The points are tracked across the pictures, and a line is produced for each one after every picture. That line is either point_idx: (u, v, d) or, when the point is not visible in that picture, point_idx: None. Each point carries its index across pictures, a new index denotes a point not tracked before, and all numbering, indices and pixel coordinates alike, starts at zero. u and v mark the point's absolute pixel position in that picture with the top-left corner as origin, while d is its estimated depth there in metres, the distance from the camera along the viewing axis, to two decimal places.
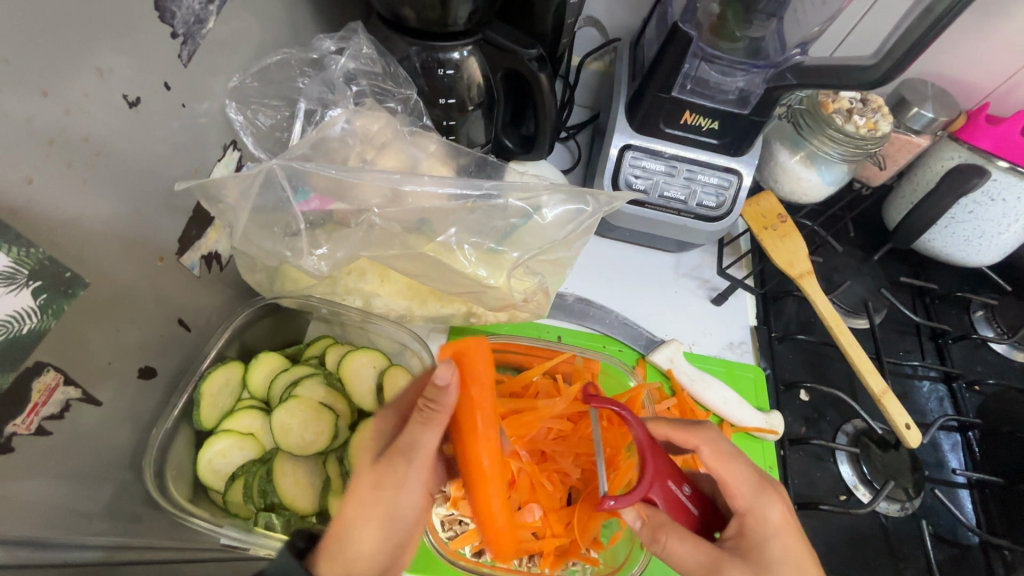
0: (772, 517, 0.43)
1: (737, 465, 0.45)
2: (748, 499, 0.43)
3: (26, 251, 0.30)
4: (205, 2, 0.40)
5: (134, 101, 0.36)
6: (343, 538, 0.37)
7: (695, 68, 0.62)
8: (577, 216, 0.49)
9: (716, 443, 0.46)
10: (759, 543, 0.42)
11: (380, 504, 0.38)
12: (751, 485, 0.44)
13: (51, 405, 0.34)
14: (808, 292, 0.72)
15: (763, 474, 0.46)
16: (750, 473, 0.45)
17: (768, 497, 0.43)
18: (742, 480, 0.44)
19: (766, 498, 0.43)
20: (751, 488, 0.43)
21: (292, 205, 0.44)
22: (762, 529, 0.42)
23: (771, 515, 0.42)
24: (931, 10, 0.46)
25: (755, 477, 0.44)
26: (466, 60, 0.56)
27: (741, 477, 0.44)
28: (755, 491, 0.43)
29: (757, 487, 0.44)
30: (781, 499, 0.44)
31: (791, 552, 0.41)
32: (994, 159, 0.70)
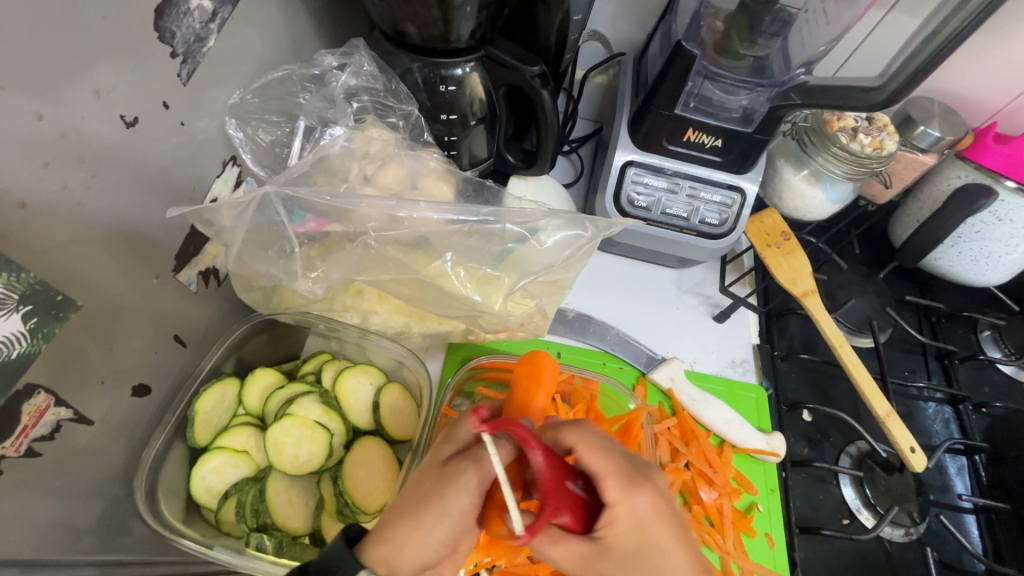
0: (642, 507, 0.36)
1: (604, 446, 0.38)
2: (620, 485, 0.37)
3: (16, 276, 0.29)
4: (205, 21, 0.40)
5: (132, 121, 0.36)
6: (390, 530, 0.36)
7: (699, 86, 0.61)
8: (574, 241, 0.49)
9: (585, 428, 0.39)
10: (623, 534, 0.36)
11: (439, 497, 0.36)
12: (621, 475, 0.37)
13: (42, 426, 0.34)
14: (812, 311, 0.71)
15: (636, 458, 0.39)
16: (621, 458, 0.38)
17: (636, 491, 0.36)
18: (614, 467, 0.37)
19: (639, 489, 0.37)
20: (619, 474, 0.37)
21: (287, 226, 0.44)
22: (637, 523, 0.36)
23: (639, 507, 0.36)
24: (937, 33, 0.45)
25: (625, 463, 0.38)
26: (468, 76, 0.56)
27: (607, 461, 0.37)
28: (620, 480, 0.37)
29: (626, 470, 0.37)
30: (654, 489, 0.38)
31: (662, 536, 0.37)
32: (1002, 180, 0.70)
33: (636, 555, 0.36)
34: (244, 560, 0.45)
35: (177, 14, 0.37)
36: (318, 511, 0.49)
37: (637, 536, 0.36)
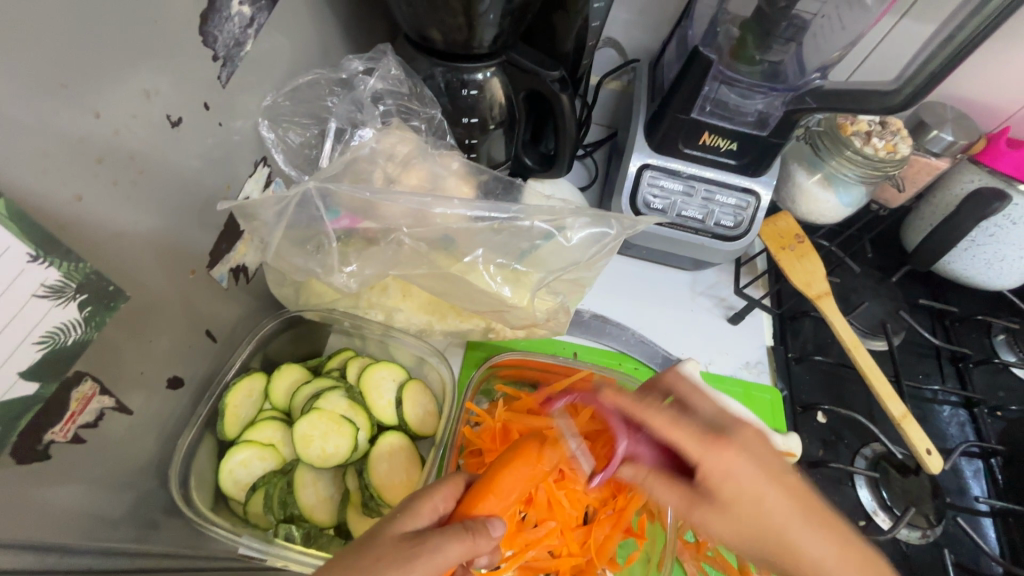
0: (737, 465, 0.38)
1: (678, 415, 0.39)
2: (700, 445, 0.38)
3: (75, 265, 0.31)
4: (244, 26, 0.41)
5: (177, 121, 0.38)
6: None
7: (715, 90, 0.63)
8: (601, 239, 0.50)
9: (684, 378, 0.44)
10: (724, 484, 0.38)
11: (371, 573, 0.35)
12: (699, 435, 0.38)
13: (87, 413, 0.35)
14: (826, 312, 0.71)
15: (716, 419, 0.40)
16: (696, 422, 0.39)
17: (721, 447, 0.38)
18: (689, 432, 0.38)
19: (720, 446, 0.38)
20: (697, 437, 0.38)
21: (323, 222, 0.46)
22: (727, 472, 0.38)
23: (730, 461, 0.38)
24: (954, 37, 0.46)
25: (704, 423, 0.40)
26: (489, 80, 0.58)
27: (681, 429, 0.38)
28: (701, 442, 0.38)
29: (708, 431, 0.39)
30: (736, 442, 0.39)
31: (756, 485, 0.38)
32: (1014, 182, 0.70)
33: (739, 497, 0.38)
34: (272, 548, 0.46)
35: (219, 19, 0.39)
36: (343, 504, 0.50)
37: (736, 484, 0.38)
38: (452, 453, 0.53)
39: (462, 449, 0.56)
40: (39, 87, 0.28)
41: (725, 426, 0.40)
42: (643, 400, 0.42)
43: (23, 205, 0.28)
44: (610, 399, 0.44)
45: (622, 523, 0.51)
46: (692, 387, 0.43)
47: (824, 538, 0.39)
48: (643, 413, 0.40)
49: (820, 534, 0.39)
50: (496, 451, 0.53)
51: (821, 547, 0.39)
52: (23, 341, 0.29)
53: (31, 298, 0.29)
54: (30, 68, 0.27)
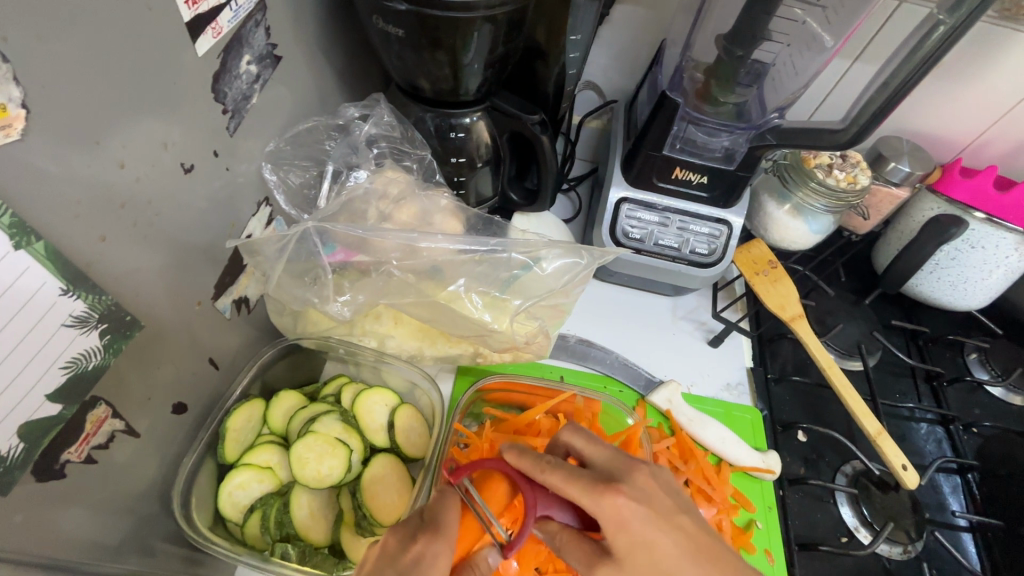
0: (631, 513, 0.39)
1: (573, 471, 0.41)
2: (591, 501, 0.39)
3: (99, 297, 0.35)
4: (250, 82, 0.46)
5: (190, 167, 0.42)
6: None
7: (683, 129, 0.67)
8: (573, 268, 0.54)
9: (580, 428, 0.47)
10: (621, 532, 0.38)
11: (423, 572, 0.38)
12: (591, 484, 0.40)
13: (100, 435, 0.39)
14: (800, 334, 0.75)
15: (611, 475, 0.42)
16: (592, 475, 0.41)
17: (610, 495, 0.39)
18: (580, 485, 0.40)
19: (611, 495, 0.39)
20: (590, 489, 0.39)
21: (321, 256, 0.50)
22: (619, 522, 0.38)
23: (621, 508, 0.39)
24: (889, 83, 0.51)
25: (599, 475, 0.41)
26: (475, 124, 0.63)
27: (575, 483, 0.40)
28: (594, 495, 0.39)
29: (597, 484, 0.40)
30: (628, 490, 0.40)
31: (645, 532, 0.38)
32: (971, 210, 0.75)
33: (633, 549, 0.38)
34: (269, 565, 0.48)
35: (229, 78, 0.44)
36: (338, 523, 0.53)
37: (630, 536, 0.38)
38: (442, 473, 0.56)
39: None
40: (77, 143, 0.32)
41: (619, 475, 0.42)
42: (540, 461, 0.42)
43: (58, 246, 0.32)
44: (511, 461, 0.43)
45: None
46: (583, 440, 0.46)
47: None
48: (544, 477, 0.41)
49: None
50: None
51: None
52: (50, 367, 0.33)
53: (60, 327, 0.33)
54: (71, 127, 0.31)
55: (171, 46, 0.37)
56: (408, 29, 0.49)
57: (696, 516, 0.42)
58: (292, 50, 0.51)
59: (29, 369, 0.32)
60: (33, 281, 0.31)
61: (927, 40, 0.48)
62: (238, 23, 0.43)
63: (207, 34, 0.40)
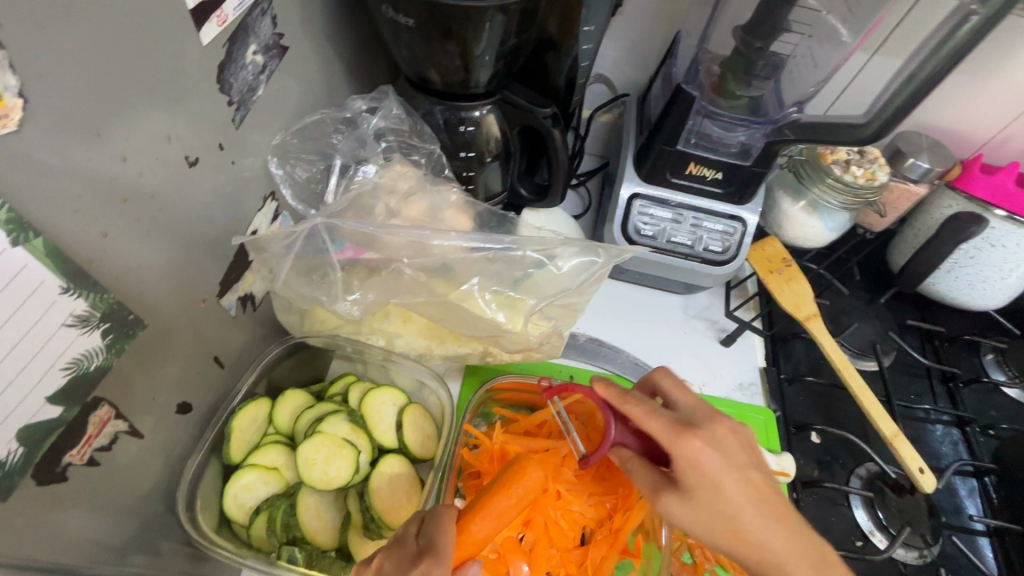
0: (706, 456, 0.39)
1: (656, 407, 0.42)
2: (667, 437, 0.40)
3: (100, 297, 0.34)
4: (256, 73, 0.45)
5: (194, 161, 0.40)
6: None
7: (699, 124, 0.66)
8: (589, 267, 0.52)
9: (670, 372, 0.47)
10: (694, 474, 0.39)
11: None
12: (669, 425, 0.40)
13: (102, 437, 0.37)
14: (815, 333, 0.73)
15: (691, 420, 0.42)
16: (673, 415, 0.42)
17: (687, 437, 0.39)
18: (661, 422, 0.41)
19: (688, 437, 0.39)
20: (669, 428, 0.40)
21: (329, 253, 0.48)
22: (695, 461, 0.39)
23: (699, 449, 0.39)
24: (915, 76, 0.49)
25: (679, 416, 0.41)
26: (485, 117, 0.61)
27: (656, 417, 0.41)
28: (672, 434, 0.40)
29: (677, 425, 0.40)
30: (706, 436, 0.40)
31: (721, 477, 0.39)
32: (991, 208, 0.73)
33: (703, 487, 0.40)
34: (274, 570, 0.47)
35: (235, 68, 0.42)
36: (345, 527, 0.51)
37: (703, 477, 0.39)
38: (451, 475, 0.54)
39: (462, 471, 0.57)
40: (76, 136, 0.30)
41: (697, 421, 0.42)
42: (626, 392, 0.44)
43: (58, 243, 0.31)
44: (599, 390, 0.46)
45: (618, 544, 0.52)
46: (676, 384, 0.45)
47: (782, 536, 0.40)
48: (625, 405, 0.43)
49: (783, 530, 0.40)
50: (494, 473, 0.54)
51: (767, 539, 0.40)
52: (50, 368, 0.32)
53: (60, 328, 0.32)
54: (69, 118, 0.30)
55: (174, 33, 0.35)
56: (419, 18, 0.47)
57: (767, 473, 0.42)
58: (299, 40, 0.50)
59: (28, 371, 0.31)
60: (32, 280, 0.29)
61: (957, 32, 0.47)
62: (244, 12, 0.41)
63: (211, 22, 0.38)
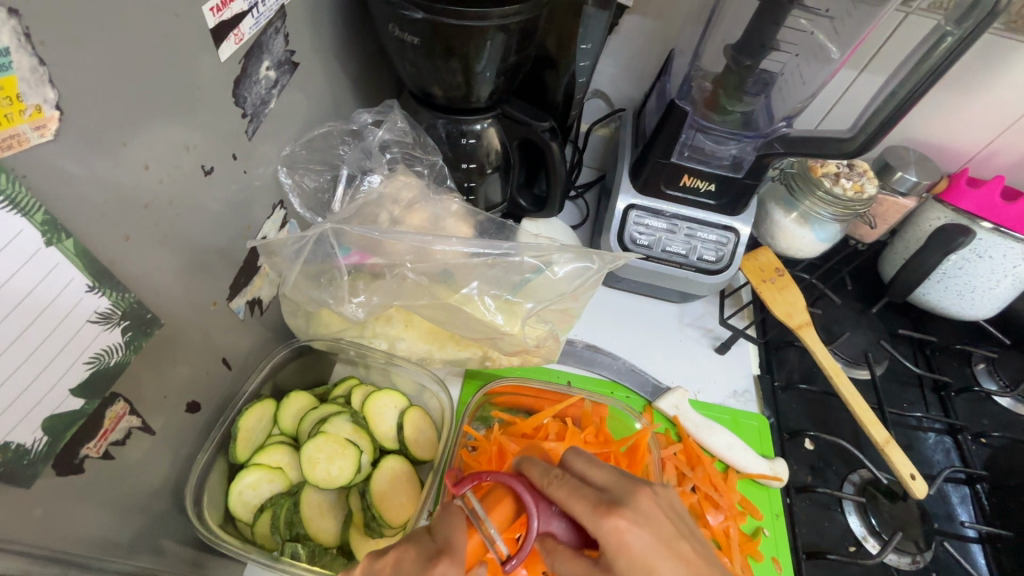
0: (631, 535, 0.37)
1: (578, 487, 0.40)
2: (591, 523, 0.37)
3: (122, 295, 0.36)
4: (269, 88, 0.47)
5: (210, 170, 0.42)
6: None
7: (692, 137, 0.68)
8: (583, 273, 0.54)
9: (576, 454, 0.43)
10: (621, 555, 0.36)
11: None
12: (591, 506, 0.38)
13: (117, 431, 0.39)
14: (808, 342, 0.75)
15: (615, 488, 0.40)
16: (595, 493, 0.39)
17: (612, 520, 0.37)
18: (583, 505, 0.38)
19: (612, 518, 0.37)
20: (590, 509, 0.38)
21: (336, 258, 0.51)
22: (622, 545, 0.36)
23: (622, 531, 0.37)
24: (897, 93, 0.52)
25: (604, 495, 0.39)
26: (486, 130, 0.63)
27: (579, 499, 0.39)
28: (593, 515, 0.38)
29: (598, 505, 0.38)
30: (632, 512, 0.38)
31: (649, 557, 0.36)
32: (978, 220, 0.76)
33: (636, 573, 0.36)
34: (279, 564, 0.48)
35: (249, 83, 0.45)
36: (347, 524, 0.53)
37: (632, 561, 0.36)
38: (451, 475, 0.56)
39: (462, 473, 0.58)
40: (101, 148, 0.32)
41: (620, 497, 0.39)
42: (547, 474, 0.42)
43: (86, 245, 0.33)
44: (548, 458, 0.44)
45: None
46: (586, 459, 0.42)
47: None
48: (547, 489, 0.40)
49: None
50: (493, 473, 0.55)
51: None
52: (74, 361, 0.34)
53: (85, 323, 0.34)
54: (95, 130, 0.31)
55: (194, 51, 0.38)
56: (424, 37, 0.50)
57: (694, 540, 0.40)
58: (309, 55, 0.52)
59: (53, 366, 0.32)
60: (61, 278, 0.31)
61: (935, 51, 0.49)
62: (259, 30, 0.44)
63: (229, 40, 0.41)
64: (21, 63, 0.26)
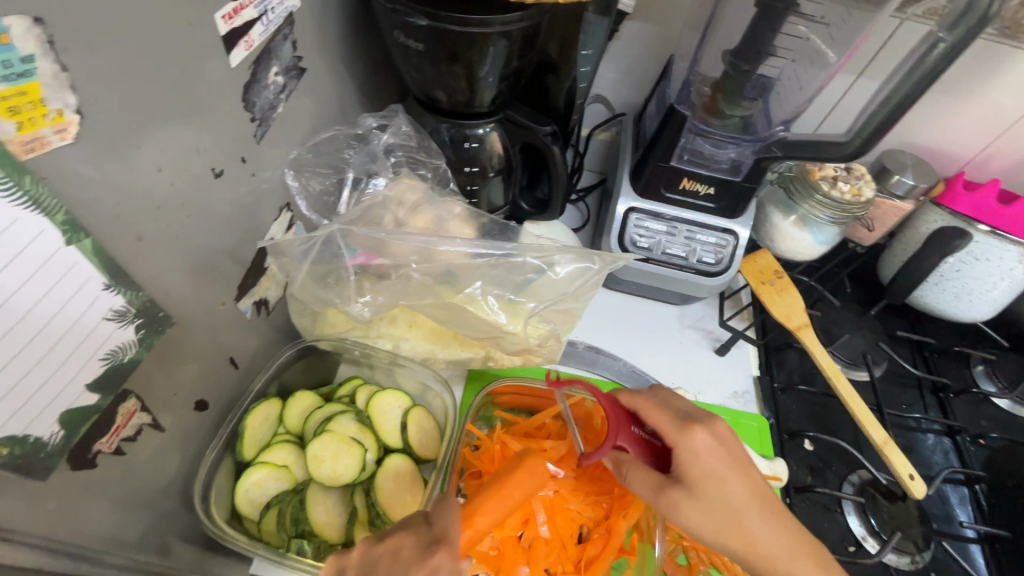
0: (706, 447, 0.44)
1: (661, 405, 0.47)
2: (675, 432, 0.45)
3: (136, 293, 0.37)
4: (277, 93, 0.49)
5: (219, 173, 0.43)
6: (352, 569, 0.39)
7: (691, 141, 0.69)
8: (585, 273, 0.55)
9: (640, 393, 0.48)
10: (699, 464, 0.44)
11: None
12: (677, 422, 0.46)
13: (129, 427, 0.40)
14: (807, 343, 0.76)
15: (692, 411, 0.47)
16: (679, 411, 0.47)
17: (693, 434, 0.44)
18: (667, 420, 0.46)
19: (695, 432, 0.45)
20: (674, 422, 0.46)
21: (342, 259, 0.52)
22: (696, 456, 0.44)
23: (701, 446, 0.44)
24: (891, 98, 0.53)
25: (682, 413, 0.47)
26: (489, 134, 0.65)
27: (665, 416, 0.46)
28: (678, 428, 0.45)
29: (683, 421, 0.46)
30: (711, 431, 0.45)
31: (722, 470, 0.44)
32: (975, 223, 0.76)
33: (705, 481, 0.44)
34: (285, 560, 0.49)
35: (258, 88, 0.46)
36: (352, 522, 0.53)
37: (705, 471, 0.44)
38: (453, 474, 0.57)
39: (464, 472, 0.58)
40: (117, 151, 0.33)
41: (699, 416, 0.47)
42: (636, 391, 0.49)
43: (102, 244, 0.34)
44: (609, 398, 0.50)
45: (615, 542, 0.54)
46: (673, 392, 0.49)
47: (778, 530, 0.44)
48: (637, 400, 0.48)
49: (777, 526, 0.44)
50: (494, 473, 0.55)
51: (768, 532, 0.44)
52: (90, 357, 0.34)
53: (101, 321, 0.34)
54: (109, 133, 0.32)
55: (206, 58, 0.39)
56: (428, 43, 0.51)
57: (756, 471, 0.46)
58: (316, 61, 0.54)
59: (71, 362, 0.33)
60: (78, 276, 0.32)
61: (928, 56, 0.50)
62: (268, 37, 0.45)
63: (240, 47, 0.42)
64: (43, 69, 0.27)
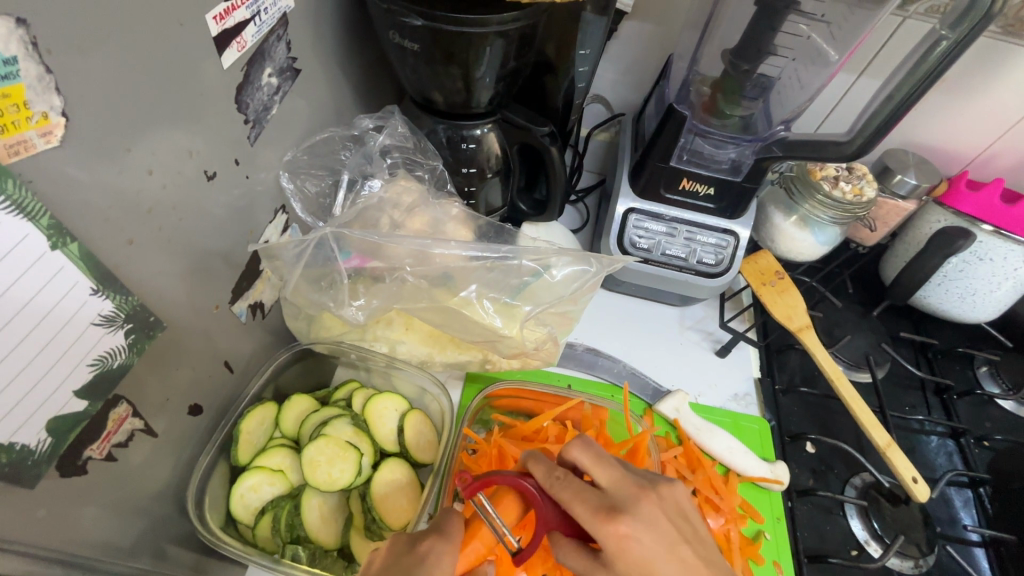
0: (633, 544, 0.38)
1: (584, 490, 0.40)
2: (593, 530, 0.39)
3: (125, 298, 0.36)
4: (271, 95, 0.48)
5: (212, 175, 0.43)
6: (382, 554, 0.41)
7: (690, 141, 0.69)
8: (582, 275, 0.55)
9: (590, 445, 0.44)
10: (624, 553, 0.38)
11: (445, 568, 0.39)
12: (591, 513, 0.39)
13: (120, 434, 0.40)
14: (808, 344, 0.75)
15: (618, 486, 0.41)
16: (599, 498, 0.40)
17: (612, 527, 0.38)
18: (585, 510, 0.39)
19: (614, 524, 0.38)
20: (592, 514, 0.39)
21: (336, 262, 0.51)
22: (621, 550, 0.38)
23: (624, 539, 0.38)
24: (893, 97, 0.52)
25: (604, 499, 0.40)
26: (486, 135, 0.64)
27: (581, 505, 0.40)
28: (593, 519, 0.39)
29: (599, 513, 0.39)
30: (633, 517, 0.39)
31: (650, 560, 0.38)
32: (979, 223, 0.76)
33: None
34: (280, 567, 0.49)
35: (251, 90, 0.45)
36: (347, 527, 0.53)
37: (629, 563, 0.38)
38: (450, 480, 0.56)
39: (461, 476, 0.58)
40: (105, 154, 0.33)
41: (623, 501, 0.40)
42: (555, 473, 0.42)
43: (89, 248, 0.33)
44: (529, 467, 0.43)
45: None
46: (589, 457, 0.42)
47: None
48: (555, 489, 0.41)
49: None
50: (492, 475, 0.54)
51: None
52: (78, 363, 0.34)
53: (89, 326, 0.34)
54: (97, 136, 0.32)
55: (197, 59, 0.38)
56: (423, 43, 0.51)
57: None
58: (311, 62, 0.53)
59: (59, 367, 0.33)
60: (66, 281, 0.32)
61: (930, 56, 0.49)
62: (261, 38, 0.44)
63: (232, 48, 0.41)
64: (28, 71, 0.27)
